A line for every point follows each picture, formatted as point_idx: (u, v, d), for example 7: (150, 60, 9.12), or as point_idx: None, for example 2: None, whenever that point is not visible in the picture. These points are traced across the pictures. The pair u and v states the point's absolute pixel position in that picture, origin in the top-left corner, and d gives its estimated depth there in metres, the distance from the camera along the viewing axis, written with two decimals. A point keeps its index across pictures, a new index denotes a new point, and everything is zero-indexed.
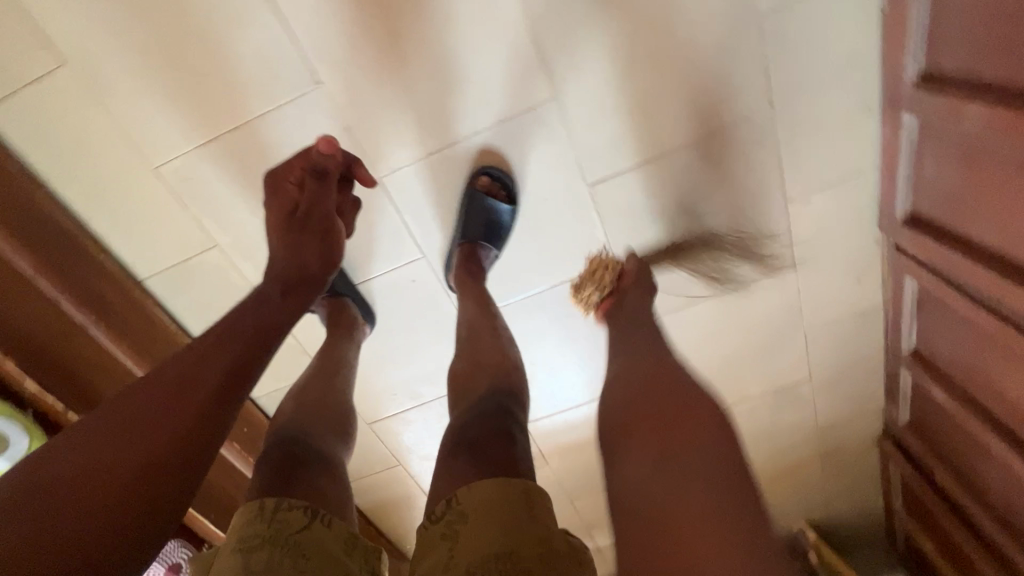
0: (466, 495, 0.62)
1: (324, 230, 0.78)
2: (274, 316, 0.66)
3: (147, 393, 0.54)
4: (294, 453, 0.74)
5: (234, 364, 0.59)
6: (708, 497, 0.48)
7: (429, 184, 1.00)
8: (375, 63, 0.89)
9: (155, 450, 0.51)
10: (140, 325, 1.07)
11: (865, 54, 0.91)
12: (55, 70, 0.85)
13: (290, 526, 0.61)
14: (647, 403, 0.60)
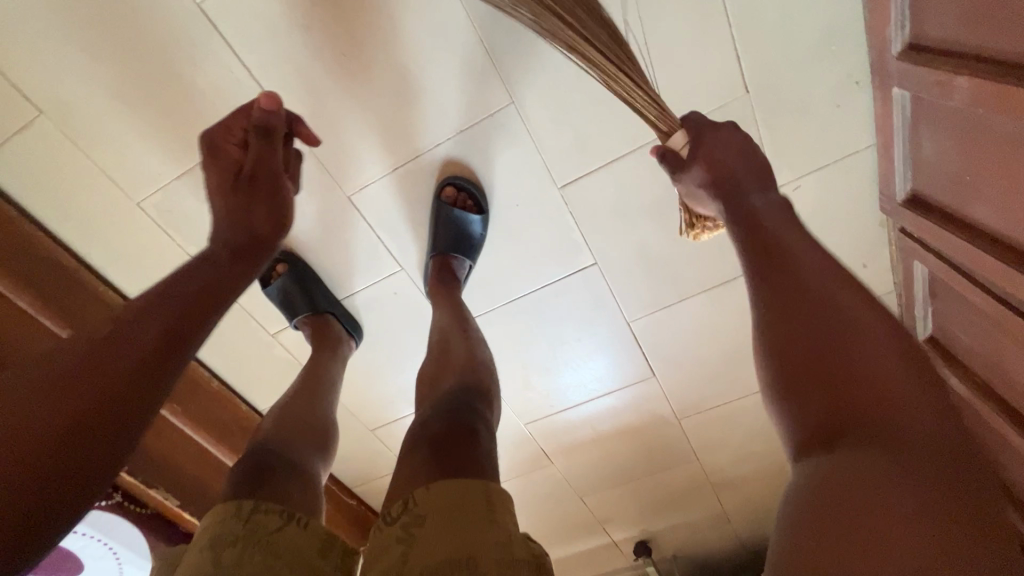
0: (423, 496, 0.57)
1: (272, 191, 0.75)
2: (226, 274, 0.59)
3: (72, 351, 0.45)
4: (263, 462, 0.76)
5: (177, 319, 0.50)
6: (916, 484, 0.31)
7: (398, 198, 1.00)
8: (329, 84, 0.89)
9: (90, 398, 0.43)
10: None
11: (846, 26, 0.83)
12: (31, 117, 0.89)
13: (264, 527, 0.62)
14: (819, 325, 0.41)
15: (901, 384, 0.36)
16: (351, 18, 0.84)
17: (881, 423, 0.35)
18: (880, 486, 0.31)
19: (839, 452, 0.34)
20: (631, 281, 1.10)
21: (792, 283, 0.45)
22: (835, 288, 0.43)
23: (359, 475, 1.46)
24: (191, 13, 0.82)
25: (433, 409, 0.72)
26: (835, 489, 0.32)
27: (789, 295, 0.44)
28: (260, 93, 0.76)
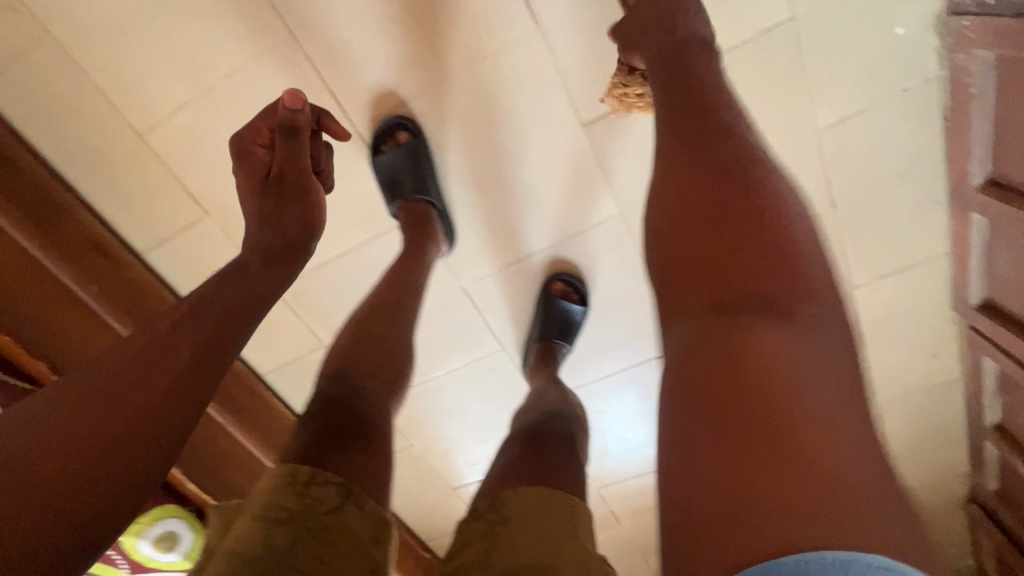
0: (511, 498, 0.67)
1: (301, 194, 0.70)
2: (259, 287, 0.57)
3: (101, 368, 0.43)
4: (333, 422, 0.74)
5: (203, 346, 0.47)
6: (812, 362, 0.35)
7: (507, 289, 1.10)
8: (457, 195, 1.00)
9: (115, 430, 0.41)
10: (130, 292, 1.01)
11: (928, 158, 0.93)
12: (197, 217, 1.02)
13: (321, 504, 0.64)
14: (734, 213, 0.41)
15: (766, 292, 0.38)
16: (485, 142, 0.94)
17: (741, 343, 0.36)
18: (792, 401, 0.33)
19: (750, 362, 0.35)
20: None
21: (723, 158, 0.45)
22: (756, 176, 0.43)
23: (435, 530, 1.52)
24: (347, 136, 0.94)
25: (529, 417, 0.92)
26: (750, 392, 0.34)
27: (716, 174, 0.44)
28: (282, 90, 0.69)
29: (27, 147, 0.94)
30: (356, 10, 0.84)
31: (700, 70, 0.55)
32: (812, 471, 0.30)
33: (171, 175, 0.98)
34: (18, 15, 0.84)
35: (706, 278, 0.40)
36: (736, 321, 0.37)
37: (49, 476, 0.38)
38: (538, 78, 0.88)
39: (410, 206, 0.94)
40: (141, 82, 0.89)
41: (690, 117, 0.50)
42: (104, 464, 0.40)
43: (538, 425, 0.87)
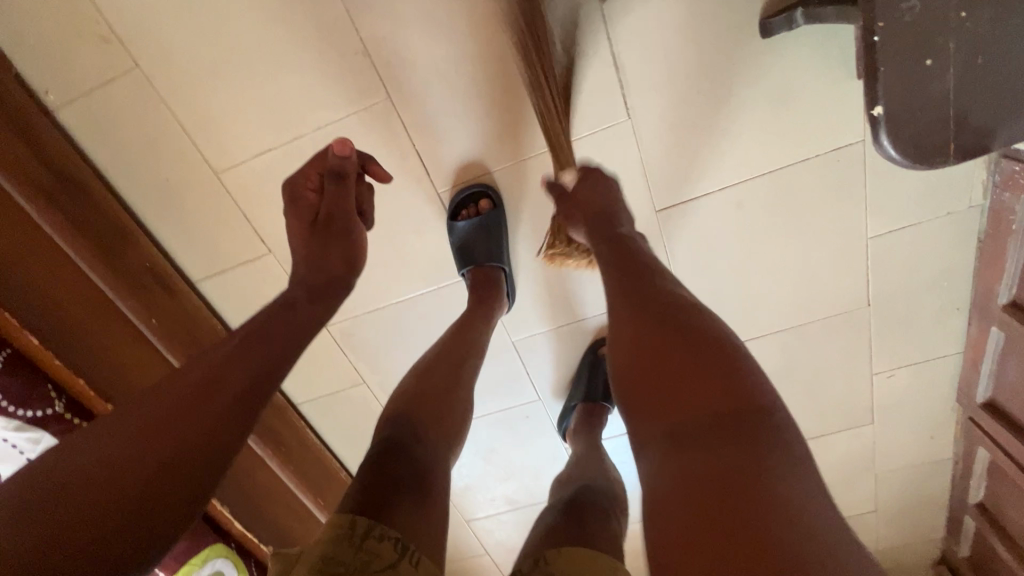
0: (555, 558, 0.58)
1: (345, 231, 0.73)
2: (305, 320, 0.64)
3: (170, 390, 0.52)
4: (389, 471, 0.62)
5: (257, 374, 0.56)
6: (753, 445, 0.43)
7: (554, 346, 1.13)
8: (522, 257, 1.02)
9: (177, 449, 0.50)
10: (179, 318, 0.98)
11: (960, 271, 1.01)
12: (259, 254, 1.00)
13: (378, 563, 0.51)
14: (669, 351, 0.50)
15: (713, 395, 0.46)
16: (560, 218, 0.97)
17: (693, 446, 0.44)
18: (752, 473, 0.41)
19: (699, 452, 0.43)
20: None
21: (657, 317, 0.54)
22: (680, 315, 0.54)
23: None
24: (427, 196, 0.95)
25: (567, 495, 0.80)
26: (717, 481, 0.41)
27: (650, 320, 0.54)
28: (332, 139, 0.75)
29: (96, 171, 0.92)
30: (457, 85, 0.86)
31: (632, 251, 0.68)
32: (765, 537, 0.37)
33: (239, 213, 0.96)
34: (110, 46, 0.83)
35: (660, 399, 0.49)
36: (692, 433, 0.45)
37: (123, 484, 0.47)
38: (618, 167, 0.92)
39: (480, 272, 0.96)
40: (227, 124, 0.89)
41: (624, 284, 0.61)
42: (162, 477, 0.48)
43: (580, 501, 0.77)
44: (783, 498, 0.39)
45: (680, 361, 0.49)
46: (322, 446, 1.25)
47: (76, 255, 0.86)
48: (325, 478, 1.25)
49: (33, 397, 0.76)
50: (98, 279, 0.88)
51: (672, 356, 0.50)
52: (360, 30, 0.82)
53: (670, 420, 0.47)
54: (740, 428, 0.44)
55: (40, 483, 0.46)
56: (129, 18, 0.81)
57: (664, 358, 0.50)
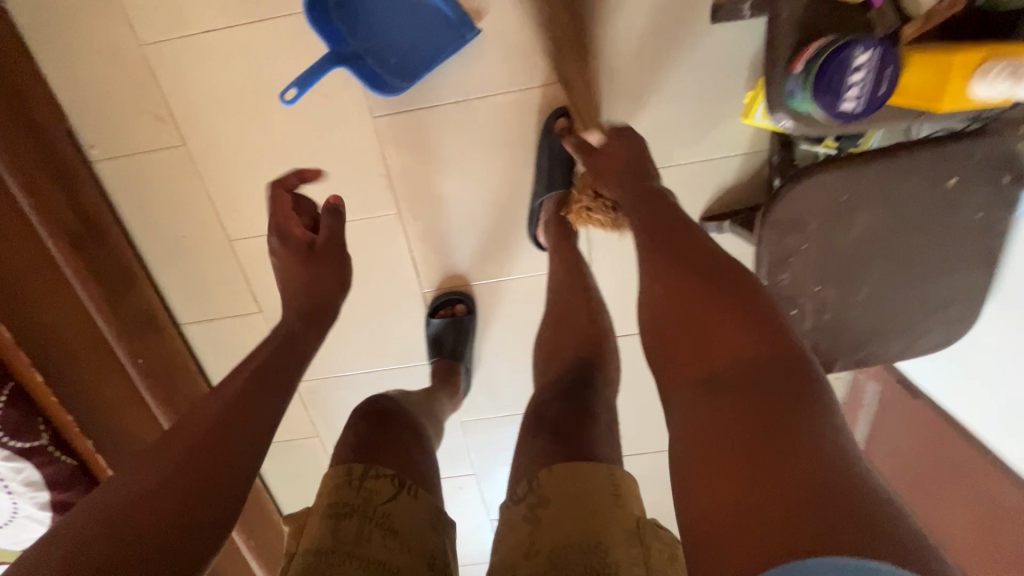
0: (548, 479, 0.62)
1: (338, 261, 0.76)
2: (303, 353, 0.68)
3: (197, 413, 0.55)
4: (385, 433, 0.69)
5: (252, 394, 0.58)
6: (791, 412, 0.42)
7: (497, 434, 1.26)
8: (484, 353, 1.17)
9: (187, 472, 0.50)
10: (160, 358, 1.06)
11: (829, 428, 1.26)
12: (250, 311, 1.11)
13: (378, 497, 0.59)
14: (710, 302, 0.51)
15: (750, 348, 0.47)
16: (522, 330, 1.13)
17: (730, 396, 0.44)
18: (795, 433, 0.40)
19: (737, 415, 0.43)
20: None
21: (687, 277, 0.55)
22: (723, 268, 0.54)
23: None
24: (413, 290, 1.10)
25: (555, 391, 0.77)
26: (755, 444, 0.40)
27: (690, 289, 0.53)
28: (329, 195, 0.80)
29: (116, 217, 1.01)
30: (456, 213, 1.02)
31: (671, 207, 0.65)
32: (818, 489, 0.36)
33: (241, 274, 1.07)
34: (163, 124, 0.94)
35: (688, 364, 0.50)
36: (731, 390, 0.45)
37: (144, 518, 0.47)
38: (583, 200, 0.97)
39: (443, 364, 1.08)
40: (251, 204, 1.01)
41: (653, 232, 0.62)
42: (204, 486, 0.51)
43: (552, 414, 0.72)
44: (823, 443, 0.39)
45: (718, 320, 0.50)
46: (263, 488, 1.32)
47: (82, 290, 0.94)
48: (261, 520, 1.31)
49: (24, 428, 0.83)
50: (97, 316, 0.96)
51: (711, 317, 0.50)
52: (386, 158, 0.98)
53: (719, 367, 0.47)
54: (781, 381, 0.44)
55: (97, 506, 0.47)
56: (186, 106, 0.93)
57: (704, 315, 0.51)
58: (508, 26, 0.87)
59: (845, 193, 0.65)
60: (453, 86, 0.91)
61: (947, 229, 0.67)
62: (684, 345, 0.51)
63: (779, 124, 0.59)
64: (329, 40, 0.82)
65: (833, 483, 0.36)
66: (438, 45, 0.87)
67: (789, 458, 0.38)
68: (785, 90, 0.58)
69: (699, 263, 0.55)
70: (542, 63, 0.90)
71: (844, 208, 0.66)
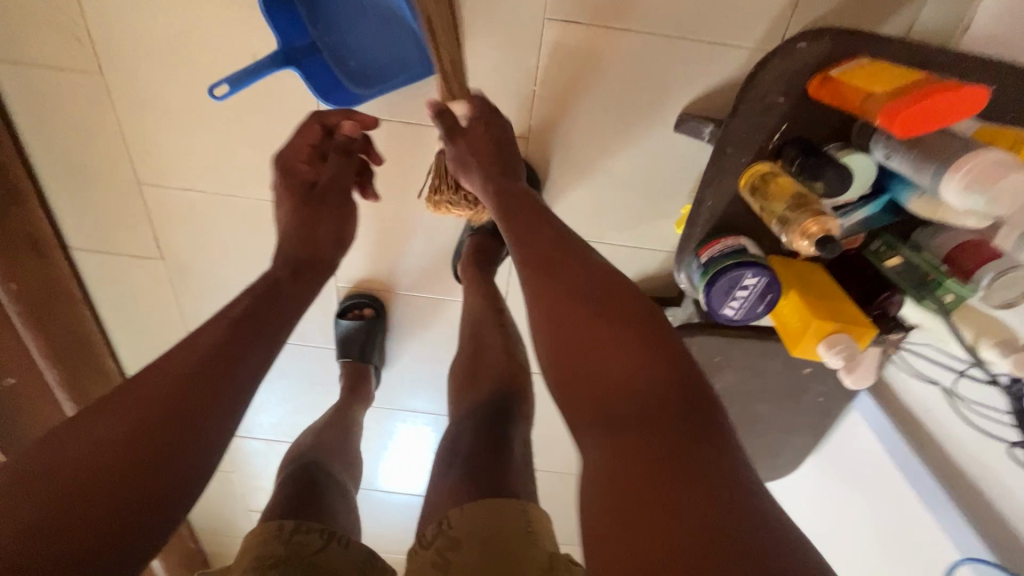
0: (459, 518, 0.54)
1: (340, 206, 0.86)
2: (284, 303, 0.72)
3: (153, 382, 0.55)
4: (302, 495, 0.66)
5: (231, 346, 0.61)
6: (675, 445, 0.46)
7: (382, 426, 1.30)
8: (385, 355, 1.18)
9: (159, 423, 0.52)
10: (41, 278, 1.01)
11: None
12: (152, 256, 1.06)
13: (306, 548, 0.54)
14: (615, 337, 0.53)
15: (639, 373, 0.50)
16: (427, 345, 1.15)
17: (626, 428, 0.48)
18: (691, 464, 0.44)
19: (634, 452, 0.46)
20: None
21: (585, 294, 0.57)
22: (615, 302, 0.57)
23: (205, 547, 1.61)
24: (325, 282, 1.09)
25: (471, 422, 0.69)
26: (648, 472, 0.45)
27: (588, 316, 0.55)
28: (352, 117, 0.81)
29: (9, 127, 0.90)
30: (384, 227, 0.99)
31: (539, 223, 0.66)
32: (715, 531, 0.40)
33: (147, 218, 1.01)
34: (80, 46, 0.84)
35: (593, 402, 0.51)
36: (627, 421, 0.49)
37: (114, 468, 0.49)
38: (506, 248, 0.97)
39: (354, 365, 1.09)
40: (171, 155, 0.94)
41: (547, 260, 0.61)
42: (164, 455, 0.52)
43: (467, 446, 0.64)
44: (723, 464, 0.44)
45: (615, 341, 0.53)
46: None
47: None
48: None
49: None
50: None
51: (610, 339, 0.53)
52: None
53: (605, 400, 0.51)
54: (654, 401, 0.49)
55: (49, 476, 0.47)
56: (111, 36, 0.83)
57: (603, 342, 0.53)
58: (481, 69, 0.83)
59: (720, 355, 0.70)
60: (410, 109, 0.86)
61: (794, 402, 0.76)
62: (582, 367, 0.53)
63: (676, 277, 0.65)
64: (278, 35, 0.75)
65: (741, 509, 0.41)
66: (400, 64, 0.81)
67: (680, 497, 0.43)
68: (688, 263, 0.62)
69: (598, 291, 0.57)
70: (505, 113, 0.87)
71: (715, 364, 0.71)
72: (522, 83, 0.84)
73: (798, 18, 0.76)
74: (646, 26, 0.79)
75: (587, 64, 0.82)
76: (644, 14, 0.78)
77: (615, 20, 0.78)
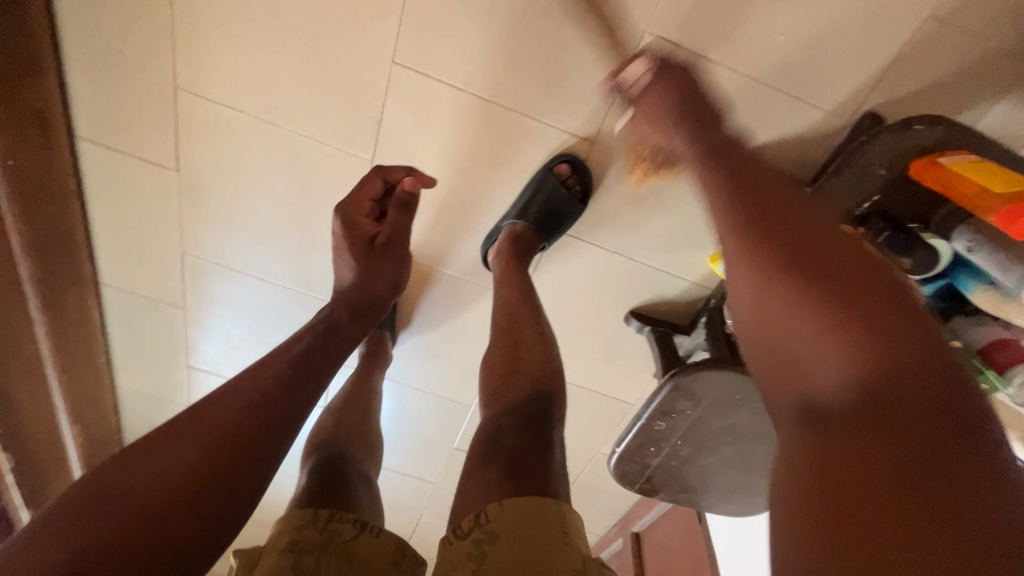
0: (496, 513, 0.55)
1: (399, 259, 0.89)
2: (342, 342, 0.72)
3: (215, 415, 0.55)
4: (324, 477, 0.72)
5: (290, 379, 0.61)
6: (890, 434, 0.33)
7: None
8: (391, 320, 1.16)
9: (212, 451, 0.52)
10: (41, 164, 0.92)
11: (627, 499, 1.47)
12: (167, 166, 0.99)
13: (340, 537, 0.59)
14: (827, 278, 0.40)
15: (851, 332, 0.37)
16: (432, 319, 1.15)
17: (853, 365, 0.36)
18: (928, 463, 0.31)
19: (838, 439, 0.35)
20: (445, 501, 1.58)
21: (784, 221, 0.45)
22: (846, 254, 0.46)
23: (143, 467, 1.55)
24: None
25: (513, 419, 0.71)
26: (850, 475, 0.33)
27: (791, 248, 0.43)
28: (409, 174, 0.86)
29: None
30: (423, 193, 0.97)
31: (756, 163, 0.54)
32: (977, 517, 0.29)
33: (173, 126, 0.94)
34: None
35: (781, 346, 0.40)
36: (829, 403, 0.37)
37: (165, 490, 0.49)
38: (546, 242, 0.99)
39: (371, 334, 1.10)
40: (219, 68, 0.88)
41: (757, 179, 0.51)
42: (214, 484, 0.51)
43: (510, 444, 0.66)
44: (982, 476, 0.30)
45: (828, 275, 0.40)
46: (99, 329, 1.23)
47: None
48: (86, 357, 1.23)
49: None
50: None
51: (820, 272, 0.41)
52: (386, 108, 0.90)
53: (846, 349, 0.37)
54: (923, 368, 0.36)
55: (103, 493, 0.48)
56: None
57: (810, 274, 0.41)
58: (568, 64, 0.83)
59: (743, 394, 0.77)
60: (488, 84, 0.85)
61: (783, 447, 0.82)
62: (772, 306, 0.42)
63: None
64: None
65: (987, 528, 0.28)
66: None
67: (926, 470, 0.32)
68: None
69: (808, 226, 0.44)
70: (578, 113, 0.87)
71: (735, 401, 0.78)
72: (604, 88, 0.84)
73: (877, 95, 0.80)
74: (738, 65, 0.80)
75: None
76: (742, 54, 0.79)
77: (712, 51, 0.79)
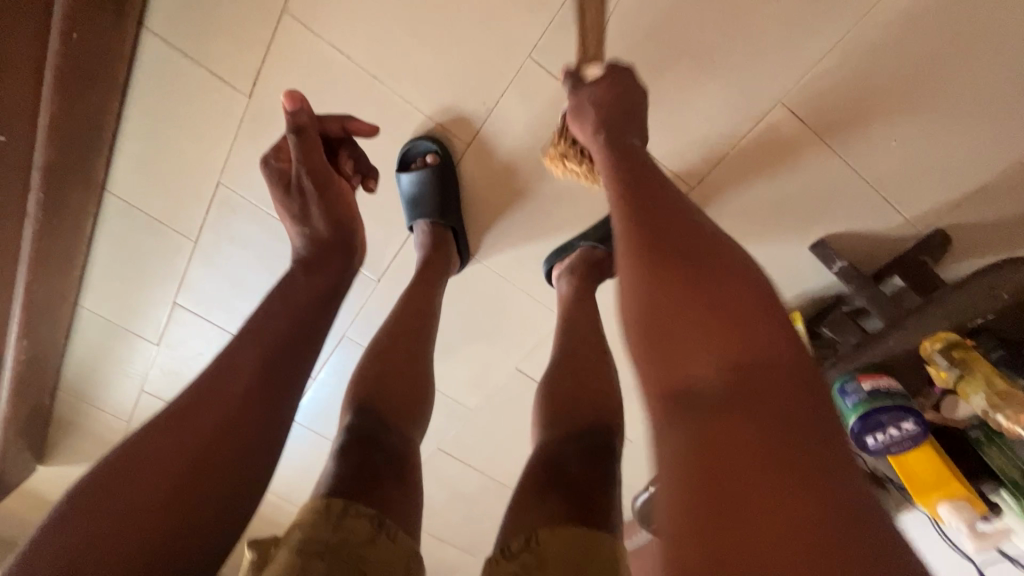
0: (547, 538, 0.54)
1: (326, 196, 0.78)
2: (319, 299, 0.68)
3: (212, 403, 0.54)
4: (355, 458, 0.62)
5: (275, 346, 0.60)
6: (759, 443, 0.33)
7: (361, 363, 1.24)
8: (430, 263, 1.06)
9: (215, 428, 0.53)
10: (100, 50, 0.81)
11: None
12: (238, 89, 0.90)
13: (353, 539, 0.52)
14: (708, 305, 0.40)
15: (726, 350, 0.38)
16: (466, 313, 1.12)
17: (750, 352, 0.37)
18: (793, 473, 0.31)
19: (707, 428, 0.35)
20: None
21: (682, 250, 0.45)
22: (747, 284, 0.42)
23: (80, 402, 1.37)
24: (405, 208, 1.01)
25: (573, 451, 0.69)
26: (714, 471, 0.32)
27: (684, 279, 0.42)
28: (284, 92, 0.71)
29: None
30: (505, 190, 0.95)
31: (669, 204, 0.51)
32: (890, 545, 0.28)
33: (260, 48, 0.86)
34: None
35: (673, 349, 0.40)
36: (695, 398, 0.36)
37: (167, 474, 0.49)
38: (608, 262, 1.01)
39: (434, 229, 0.97)
40: (338, 4, 0.81)
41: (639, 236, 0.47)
42: (216, 460, 0.51)
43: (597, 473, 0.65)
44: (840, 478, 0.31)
45: (716, 297, 0.41)
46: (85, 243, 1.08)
47: None
48: (61, 272, 1.07)
49: None
50: None
51: (712, 293, 0.41)
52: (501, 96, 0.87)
53: (724, 363, 0.37)
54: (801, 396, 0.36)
55: (107, 490, 0.47)
56: None
57: (698, 290, 0.41)
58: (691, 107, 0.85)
59: None
60: None
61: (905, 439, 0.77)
62: (664, 308, 0.41)
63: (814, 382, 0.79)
64: None
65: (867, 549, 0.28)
66: None
67: (852, 517, 0.29)
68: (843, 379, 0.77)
69: (700, 262, 0.44)
70: (685, 154, 0.89)
71: None
72: (717, 138, 0.87)
73: (952, 215, 0.88)
74: (846, 157, 0.86)
75: (778, 156, 0.87)
76: (849, 146, 0.85)
77: (827, 136, 0.84)
